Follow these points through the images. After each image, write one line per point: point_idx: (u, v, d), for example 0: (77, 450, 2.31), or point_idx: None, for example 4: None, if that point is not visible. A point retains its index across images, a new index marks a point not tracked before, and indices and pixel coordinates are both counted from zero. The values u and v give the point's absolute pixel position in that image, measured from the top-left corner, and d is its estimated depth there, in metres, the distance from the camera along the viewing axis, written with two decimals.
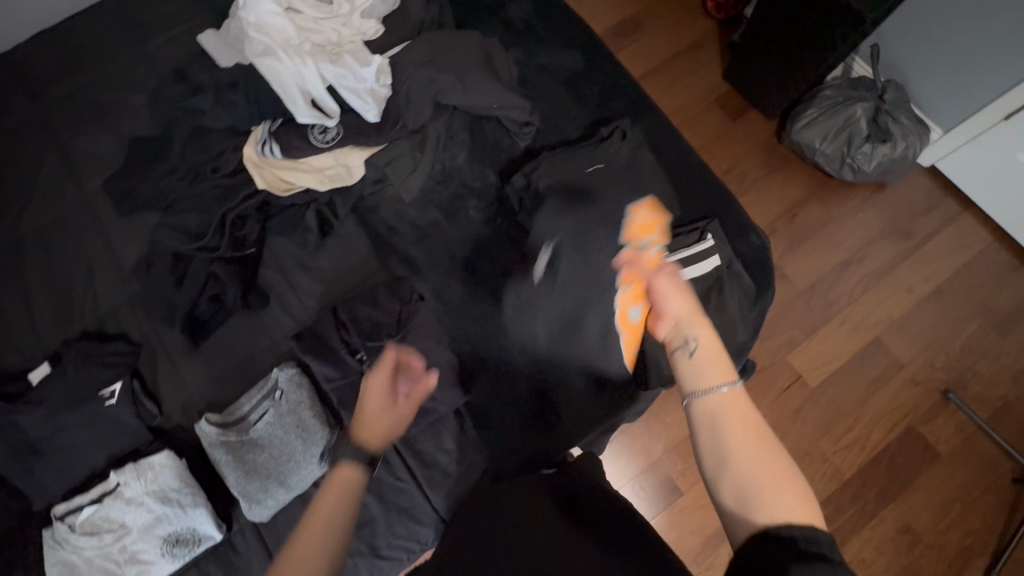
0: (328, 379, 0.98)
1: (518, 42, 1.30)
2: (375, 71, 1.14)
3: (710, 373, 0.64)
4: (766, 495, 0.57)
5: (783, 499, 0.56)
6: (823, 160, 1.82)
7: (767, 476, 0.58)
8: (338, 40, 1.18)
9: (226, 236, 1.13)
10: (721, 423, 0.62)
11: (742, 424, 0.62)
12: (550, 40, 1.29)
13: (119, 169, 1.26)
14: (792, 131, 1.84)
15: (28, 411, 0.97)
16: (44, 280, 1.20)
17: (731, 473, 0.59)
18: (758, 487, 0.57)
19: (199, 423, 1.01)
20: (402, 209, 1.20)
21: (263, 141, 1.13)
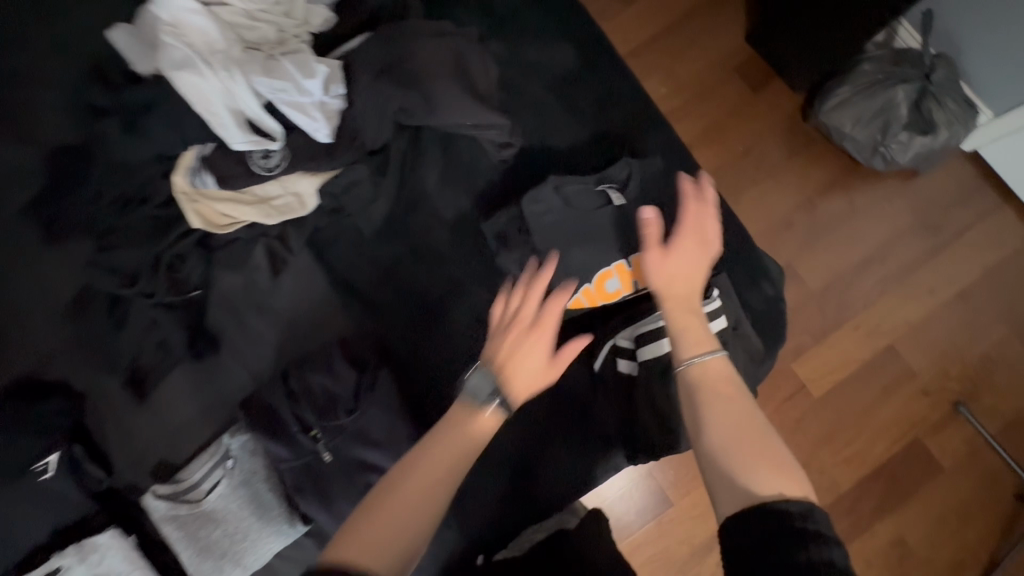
0: (281, 460, 0.89)
1: (498, 34, 1.08)
2: (320, 78, 0.93)
3: (691, 339, 0.73)
4: (746, 463, 0.63)
5: (763, 467, 0.62)
6: (852, 147, 1.57)
7: (749, 446, 0.64)
8: (278, 37, 0.98)
9: (162, 279, 1.00)
10: (703, 388, 0.70)
11: (725, 395, 0.69)
12: (537, 31, 1.08)
13: (39, 189, 1.10)
14: (819, 111, 1.56)
15: None
16: None
17: (711, 434, 0.66)
18: (734, 453, 0.63)
19: (147, 496, 0.94)
20: (361, 243, 1.04)
21: (194, 170, 0.96)
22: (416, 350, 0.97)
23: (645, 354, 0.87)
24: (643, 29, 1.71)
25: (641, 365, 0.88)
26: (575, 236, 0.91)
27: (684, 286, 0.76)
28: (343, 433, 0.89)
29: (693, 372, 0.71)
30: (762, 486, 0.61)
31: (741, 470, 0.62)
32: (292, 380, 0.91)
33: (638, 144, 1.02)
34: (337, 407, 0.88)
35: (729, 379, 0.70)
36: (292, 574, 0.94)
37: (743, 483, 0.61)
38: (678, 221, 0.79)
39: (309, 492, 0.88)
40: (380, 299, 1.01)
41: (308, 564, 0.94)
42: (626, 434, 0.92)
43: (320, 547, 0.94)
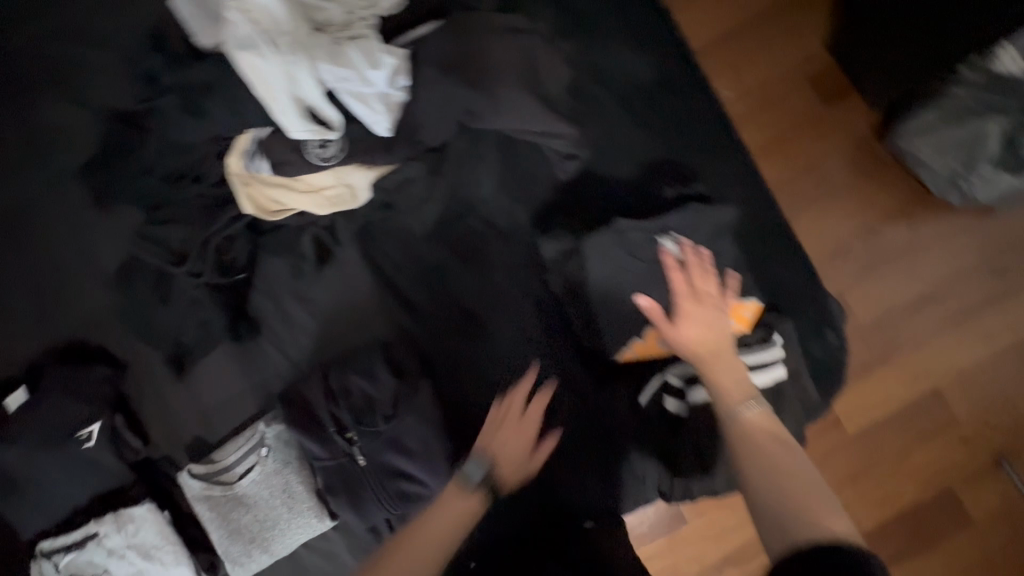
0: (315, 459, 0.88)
1: (572, 35, 1.02)
2: (386, 69, 0.89)
3: (733, 392, 0.74)
4: (790, 499, 0.64)
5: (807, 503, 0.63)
6: (925, 177, 1.33)
7: (798, 491, 0.64)
8: (344, 18, 0.93)
9: (210, 260, 1.00)
10: (748, 441, 0.70)
11: (762, 436, 0.70)
12: (613, 37, 1.02)
13: (93, 153, 1.09)
14: (892, 131, 1.32)
15: (10, 446, 0.93)
16: (20, 278, 1.09)
17: (762, 488, 0.65)
18: (793, 504, 0.63)
19: (184, 473, 0.96)
20: (410, 244, 1.00)
21: (250, 154, 0.94)
22: (458, 361, 0.94)
23: (697, 397, 0.84)
24: (719, 13, 1.48)
25: (690, 407, 0.85)
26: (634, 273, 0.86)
27: (710, 346, 0.77)
28: (379, 440, 0.87)
29: (728, 419, 0.72)
30: (809, 519, 0.61)
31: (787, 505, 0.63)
32: (332, 379, 0.90)
33: (708, 169, 0.97)
34: (375, 413, 0.87)
35: (766, 420, 0.71)
36: (315, 565, 0.96)
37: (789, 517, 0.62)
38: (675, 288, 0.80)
39: (340, 492, 0.88)
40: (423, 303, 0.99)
41: (331, 557, 0.96)
42: (664, 473, 0.89)
43: (345, 542, 0.95)
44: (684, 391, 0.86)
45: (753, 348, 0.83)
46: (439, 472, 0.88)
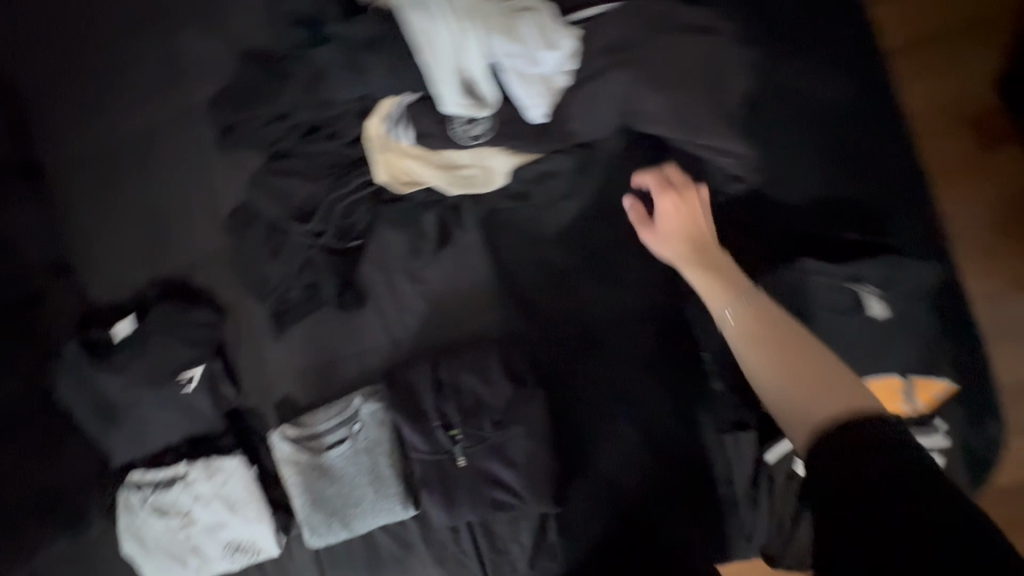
0: (413, 449, 0.85)
1: (761, 35, 0.89)
2: (554, 50, 0.82)
3: (716, 300, 0.72)
4: (804, 400, 0.59)
5: (814, 394, 0.58)
6: None
7: (817, 375, 0.60)
8: None
9: (333, 223, 0.96)
10: (739, 343, 0.67)
11: (769, 325, 0.66)
12: (806, 47, 0.90)
13: (225, 87, 1.04)
14: None
15: (115, 375, 0.93)
16: (138, 203, 1.08)
17: (771, 391, 0.62)
18: (785, 398, 0.60)
19: (274, 434, 0.94)
20: (538, 240, 0.93)
21: (395, 120, 0.89)
22: (570, 376, 0.89)
23: None
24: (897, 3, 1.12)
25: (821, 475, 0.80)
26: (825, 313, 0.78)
27: (681, 247, 0.76)
28: (482, 442, 0.84)
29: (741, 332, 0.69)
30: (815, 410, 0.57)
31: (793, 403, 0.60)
32: (442, 371, 0.87)
33: (893, 216, 0.85)
34: (482, 415, 0.84)
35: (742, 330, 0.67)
36: (389, 546, 0.95)
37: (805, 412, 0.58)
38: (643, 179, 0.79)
39: (434, 487, 0.85)
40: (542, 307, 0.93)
41: (406, 542, 0.95)
42: (773, 533, 0.84)
43: (422, 531, 0.94)
44: None
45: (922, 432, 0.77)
46: (539, 487, 0.84)
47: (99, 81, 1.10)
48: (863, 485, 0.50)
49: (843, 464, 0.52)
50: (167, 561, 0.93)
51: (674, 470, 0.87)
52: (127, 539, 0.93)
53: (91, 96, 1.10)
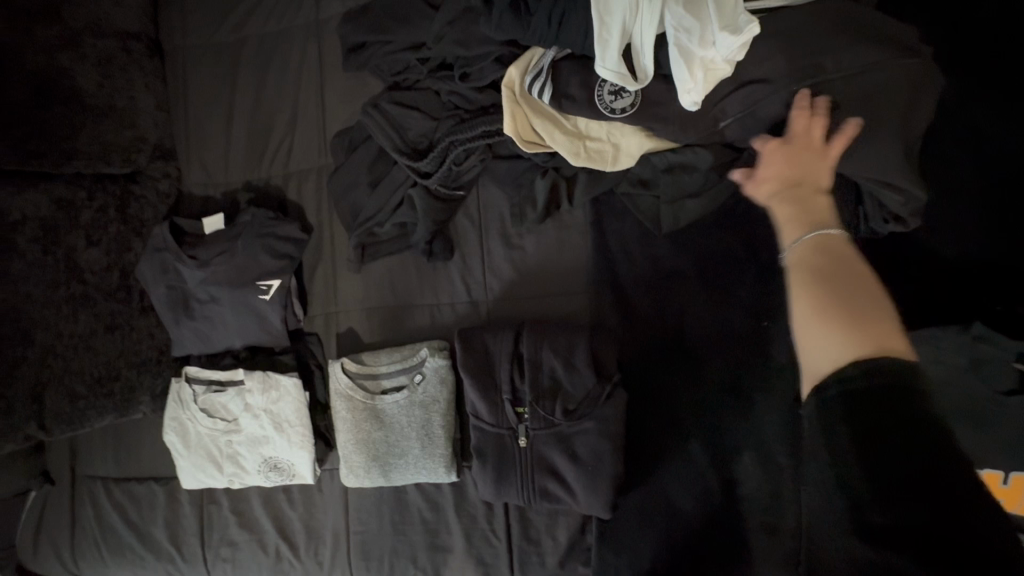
0: (474, 416, 0.82)
1: (959, 72, 0.80)
2: (740, 30, 0.68)
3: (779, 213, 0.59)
4: (807, 323, 0.46)
5: (825, 315, 0.45)
6: None
7: (838, 300, 0.46)
8: None
9: (443, 167, 0.91)
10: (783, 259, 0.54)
11: (826, 245, 0.52)
12: (1012, 92, 0.79)
13: (363, 3, 1.00)
14: None
15: (195, 267, 0.92)
16: (250, 103, 1.06)
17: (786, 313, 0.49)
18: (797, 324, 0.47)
19: (335, 364, 0.92)
20: (648, 235, 0.89)
21: (538, 72, 0.81)
22: (649, 383, 0.86)
23: None
24: None
25: None
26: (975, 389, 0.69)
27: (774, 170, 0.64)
28: (547, 428, 0.80)
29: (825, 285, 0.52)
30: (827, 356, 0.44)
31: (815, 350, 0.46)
32: (523, 345, 0.82)
33: None
34: (554, 402, 0.80)
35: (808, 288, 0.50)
36: (420, 505, 0.93)
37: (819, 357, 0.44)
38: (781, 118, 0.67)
39: (487, 458, 0.81)
40: (637, 304, 0.88)
41: (437, 506, 0.92)
42: None
43: (456, 499, 0.91)
44: None
45: None
46: (597, 489, 0.79)
47: None
48: (871, 414, 0.40)
49: (847, 412, 0.40)
50: (204, 461, 0.92)
51: (738, 506, 0.82)
52: (171, 428, 0.93)
53: None
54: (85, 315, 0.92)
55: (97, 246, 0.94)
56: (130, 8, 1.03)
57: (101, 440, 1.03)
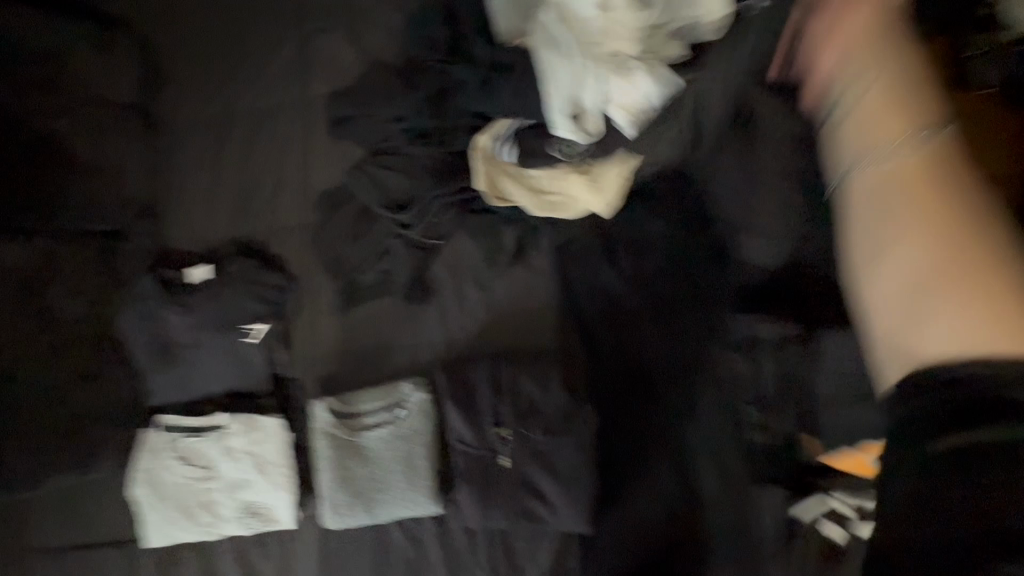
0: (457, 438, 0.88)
1: None
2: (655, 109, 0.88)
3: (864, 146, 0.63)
4: (949, 292, 0.51)
5: (950, 292, 0.50)
6: None
7: (975, 281, 0.50)
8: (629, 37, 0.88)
9: (422, 220, 1.03)
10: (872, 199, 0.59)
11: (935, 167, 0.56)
12: None
13: (348, 86, 1.15)
14: None
15: (180, 313, 0.95)
16: (238, 166, 1.14)
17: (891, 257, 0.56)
18: (918, 290, 0.53)
19: (318, 403, 0.95)
20: (606, 274, 1.00)
21: (503, 138, 0.99)
22: (617, 406, 0.94)
23: (861, 531, 0.83)
24: None
25: (851, 538, 0.83)
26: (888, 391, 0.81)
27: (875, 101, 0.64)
28: (527, 445, 0.87)
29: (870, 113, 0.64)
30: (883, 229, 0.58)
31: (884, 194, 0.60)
32: (503, 369, 0.91)
33: None
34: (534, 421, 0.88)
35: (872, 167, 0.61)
36: (402, 545, 0.92)
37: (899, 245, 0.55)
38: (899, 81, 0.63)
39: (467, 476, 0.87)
40: (601, 336, 0.98)
41: (420, 545, 0.92)
42: None
43: (439, 537, 0.92)
44: (847, 520, 0.84)
45: None
46: (574, 502, 0.87)
47: (233, 51, 1.18)
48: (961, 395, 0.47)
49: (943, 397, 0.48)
50: (177, 514, 0.89)
51: (702, 512, 0.89)
52: (140, 482, 0.90)
53: (221, 62, 1.18)
54: (60, 364, 0.92)
55: (76, 297, 0.95)
56: (124, 77, 1.09)
57: (42, 509, 0.94)
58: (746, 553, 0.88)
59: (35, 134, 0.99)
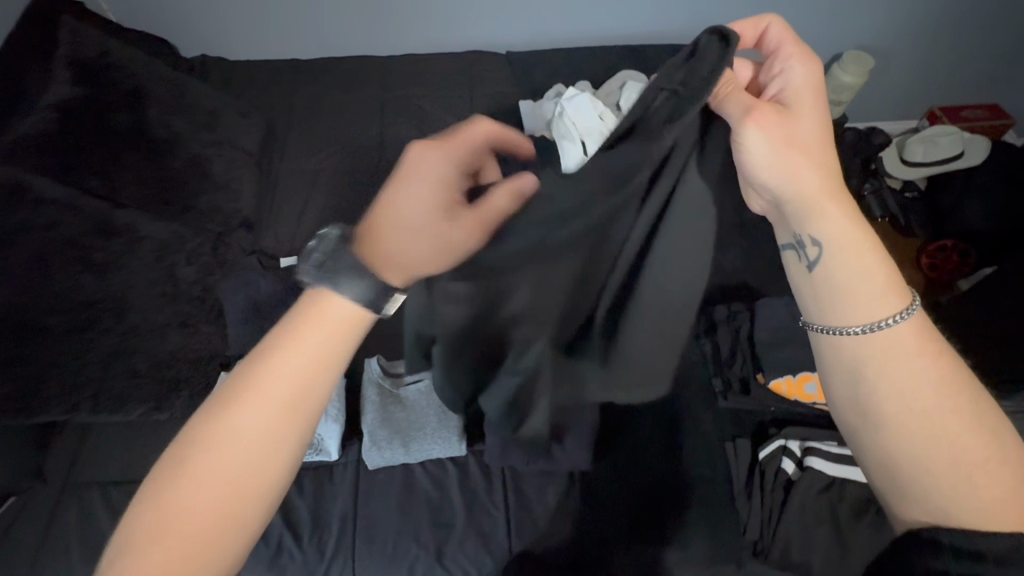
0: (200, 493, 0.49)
1: None
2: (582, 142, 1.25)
3: (855, 307, 0.59)
4: (925, 465, 0.55)
5: (920, 441, 0.55)
6: None
7: (949, 460, 0.55)
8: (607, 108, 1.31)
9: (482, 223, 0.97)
10: (870, 362, 0.58)
11: (921, 414, 0.56)
12: None
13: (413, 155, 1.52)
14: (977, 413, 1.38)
15: (270, 284, 1.24)
16: (319, 199, 1.47)
17: (890, 385, 0.57)
18: (906, 411, 0.56)
19: (370, 359, 1.16)
20: None
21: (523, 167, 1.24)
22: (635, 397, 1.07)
23: (813, 464, 1.03)
24: None
25: (804, 471, 1.03)
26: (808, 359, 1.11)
27: (817, 211, 0.60)
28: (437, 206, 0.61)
29: (737, 112, 0.61)
30: (882, 304, 0.58)
31: (850, 270, 0.59)
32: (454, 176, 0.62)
33: None
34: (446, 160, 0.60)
35: (914, 311, 0.58)
36: (426, 486, 1.07)
37: (896, 362, 0.57)
38: (882, 367, 0.57)
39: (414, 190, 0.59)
40: None
41: (442, 486, 1.08)
42: (764, 532, 1.01)
43: (460, 479, 1.08)
44: (801, 458, 1.05)
45: None
46: (579, 442, 1.05)
47: (328, 125, 1.59)
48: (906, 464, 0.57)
49: (903, 414, 0.56)
50: None
51: (692, 465, 1.06)
52: None
53: (318, 133, 1.57)
54: (169, 310, 1.18)
55: (196, 268, 1.26)
56: (248, 134, 1.50)
57: (129, 434, 1.15)
58: (720, 497, 1.04)
59: (180, 152, 1.33)
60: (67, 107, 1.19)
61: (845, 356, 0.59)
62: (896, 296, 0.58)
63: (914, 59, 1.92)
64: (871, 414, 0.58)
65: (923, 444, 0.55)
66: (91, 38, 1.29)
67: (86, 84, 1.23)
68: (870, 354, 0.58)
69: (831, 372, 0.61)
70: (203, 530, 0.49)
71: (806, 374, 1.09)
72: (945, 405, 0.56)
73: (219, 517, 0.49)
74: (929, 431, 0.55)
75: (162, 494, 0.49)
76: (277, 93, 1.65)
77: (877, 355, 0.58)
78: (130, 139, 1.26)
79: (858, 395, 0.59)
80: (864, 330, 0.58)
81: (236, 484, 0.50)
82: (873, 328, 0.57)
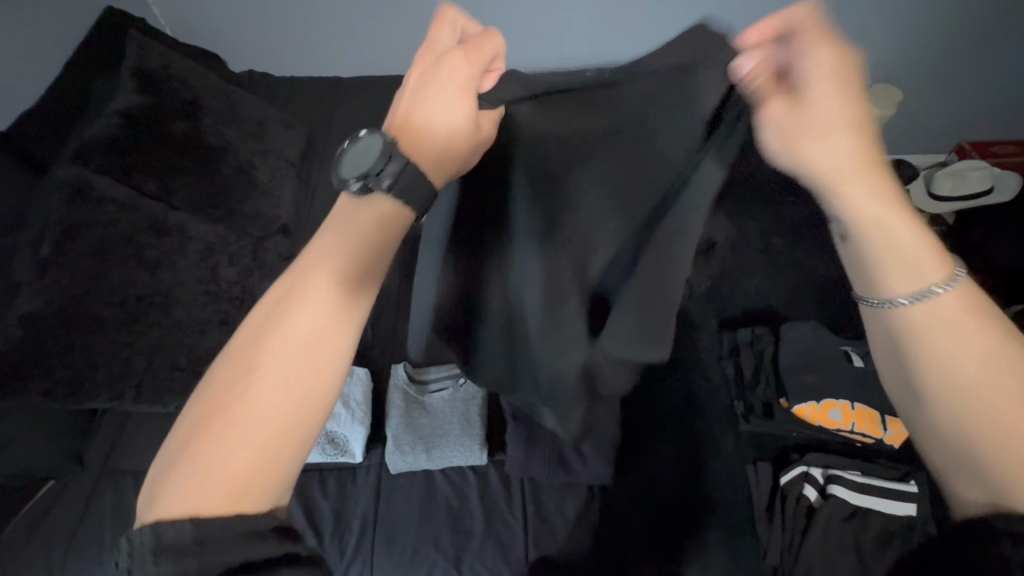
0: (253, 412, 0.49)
1: (799, 238, 1.41)
2: None
3: (896, 280, 0.54)
4: (975, 440, 0.52)
5: (969, 414, 0.52)
6: None
7: (998, 432, 0.51)
8: None
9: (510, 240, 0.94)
10: (912, 334, 0.54)
11: (970, 386, 0.52)
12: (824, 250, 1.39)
13: None
14: None
15: None
16: None
17: (934, 355, 0.53)
18: (953, 381, 0.52)
19: (398, 365, 1.19)
20: None
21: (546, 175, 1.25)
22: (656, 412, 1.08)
23: (835, 492, 1.02)
24: None
25: (826, 499, 1.02)
26: (833, 387, 1.10)
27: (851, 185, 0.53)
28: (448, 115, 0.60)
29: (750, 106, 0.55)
30: (921, 270, 0.53)
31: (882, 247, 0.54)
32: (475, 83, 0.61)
33: None
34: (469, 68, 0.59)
35: (956, 279, 0.53)
36: (446, 492, 1.09)
37: (941, 333, 0.53)
38: (924, 339, 0.53)
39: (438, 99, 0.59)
40: None
41: (463, 493, 1.09)
42: (784, 557, 1.01)
43: (480, 488, 1.10)
44: (823, 486, 1.04)
45: (887, 479, 1.04)
46: (599, 456, 1.07)
47: None
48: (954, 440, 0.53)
49: (949, 386, 0.52)
50: None
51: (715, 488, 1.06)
52: None
53: None
54: (209, 308, 1.24)
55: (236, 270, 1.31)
56: (290, 146, 1.57)
57: (164, 426, 1.19)
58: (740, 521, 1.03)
59: (228, 160, 1.40)
60: (132, 115, 1.27)
61: (890, 329, 0.55)
62: (937, 267, 0.53)
63: (944, 94, 1.93)
64: (916, 387, 0.55)
65: (975, 421, 0.52)
66: (153, 52, 1.38)
67: (148, 94, 1.32)
68: (912, 325, 0.54)
69: (877, 342, 0.58)
70: (251, 464, 0.48)
71: (829, 401, 1.09)
72: (992, 377, 0.51)
73: (273, 434, 0.49)
74: (977, 404, 0.51)
75: (209, 414, 0.49)
76: (317, 108, 1.73)
77: (919, 327, 0.54)
78: (185, 146, 1.33)
79: (904, 370, 0.56)
80: (909, 301, 0.53)
81: (281, 423, 0.49)
82: (921, 297, 0.53)
